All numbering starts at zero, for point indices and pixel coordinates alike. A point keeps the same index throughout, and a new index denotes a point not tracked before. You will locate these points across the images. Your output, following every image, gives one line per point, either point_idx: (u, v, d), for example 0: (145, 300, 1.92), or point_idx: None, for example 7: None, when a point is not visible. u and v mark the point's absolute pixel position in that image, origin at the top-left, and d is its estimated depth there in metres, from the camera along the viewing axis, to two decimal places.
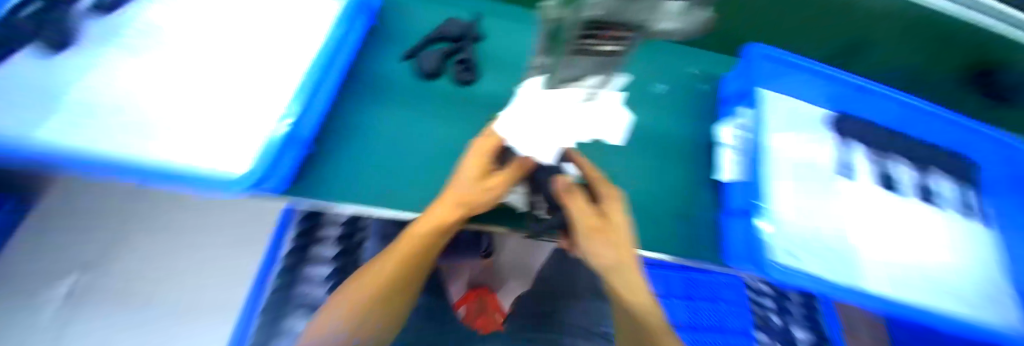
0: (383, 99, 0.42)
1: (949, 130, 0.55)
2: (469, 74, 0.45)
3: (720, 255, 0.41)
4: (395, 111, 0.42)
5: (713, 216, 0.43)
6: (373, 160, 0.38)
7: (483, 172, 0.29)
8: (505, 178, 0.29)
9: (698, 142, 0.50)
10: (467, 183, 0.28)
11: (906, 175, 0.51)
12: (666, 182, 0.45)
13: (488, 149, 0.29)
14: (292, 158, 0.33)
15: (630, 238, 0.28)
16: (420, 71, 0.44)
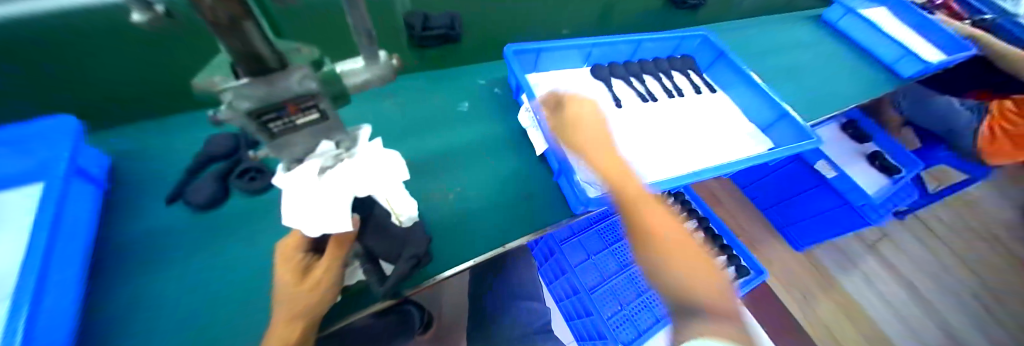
0: (177, 241, 0.34)
1: (669, 44, 0.70)
2: (250, 182, 0.37)
3: (567, 208, 0.46)
4: (188, 260, 0.33)
5: (552, 184, 0.48)
6: (181, 314, 0.30)
7: (301, 269, 0.27)
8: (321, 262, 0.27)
9: (514, 134, 0.53)
10: (291, 292, 0.26)
11: (654, 83, 0.67)
12: (499, 178, 0.47)
13: (297, 245, 0.28)
14: None
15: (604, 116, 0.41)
16: (194, 208, 0.36)
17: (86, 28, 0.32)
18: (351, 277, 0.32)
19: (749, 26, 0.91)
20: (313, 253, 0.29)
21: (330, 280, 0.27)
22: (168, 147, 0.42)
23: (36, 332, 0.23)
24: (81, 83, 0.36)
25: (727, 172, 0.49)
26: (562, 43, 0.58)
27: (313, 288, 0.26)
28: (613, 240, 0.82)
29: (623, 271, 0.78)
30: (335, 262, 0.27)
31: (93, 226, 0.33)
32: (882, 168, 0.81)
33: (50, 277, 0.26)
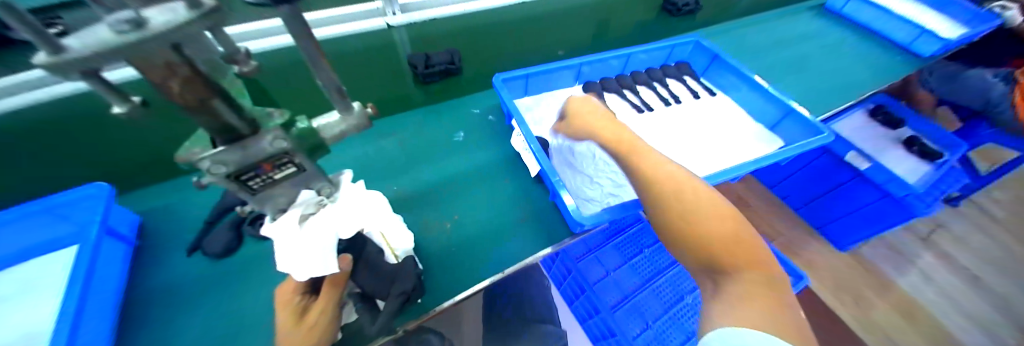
0: (196, 287, 0.37)
1: (660, 53, 0.70)
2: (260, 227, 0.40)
3: (566, 228, 0.45)
4: (204, 306, 0.36)
5: (549, 204, 0.47)
6: None
7: (298, 310, 0.28)
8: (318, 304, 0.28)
9: (510, 158, 0.54)
10: (286, 337, 0.27)
11: (649, 93, 0.67)
12: (496, 203, 0.47)
13: (293, 289, 0.29)
14: None
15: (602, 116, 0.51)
16: (211, 256, 0.39)
17: (61, 119, 0.35)
18: (347, 317, 0.32)
19: (748, 23, 0.89)
20: (310, 295, 0.30)
21: (325, 322, 0.28)
22: (194, 199, 0.46)
23: None
24: (102, 145, 0.40)
25: (735, 177, 0.48)
26: (550, 65, 0.60)
27: (308, 332, 0.27)
28: (635, 253, 0.78)
29: (648, 287, 0.75)
30: (327, 304, 0.28)
31: (123, 281, 0.36)
32: (920, 153, 0.72)
33: (82, 333, 0.29)
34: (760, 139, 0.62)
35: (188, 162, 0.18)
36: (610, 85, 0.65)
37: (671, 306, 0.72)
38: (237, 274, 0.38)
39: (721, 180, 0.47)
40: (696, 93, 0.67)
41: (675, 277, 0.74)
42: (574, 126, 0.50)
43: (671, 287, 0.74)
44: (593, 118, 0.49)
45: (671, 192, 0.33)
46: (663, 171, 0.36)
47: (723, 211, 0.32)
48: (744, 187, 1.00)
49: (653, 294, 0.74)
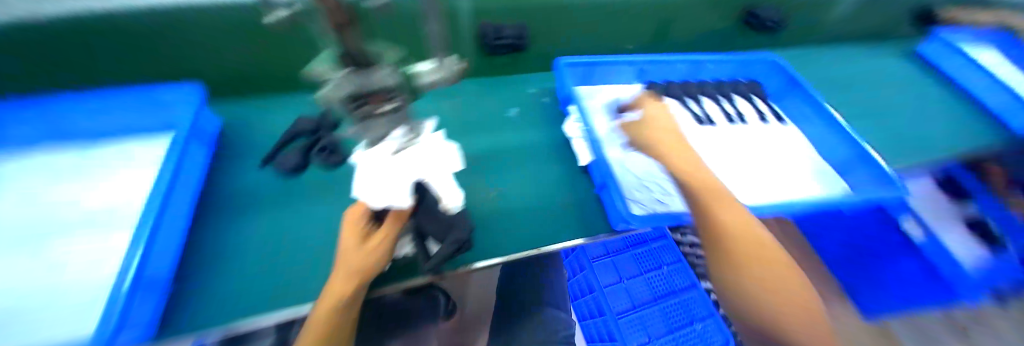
0: (261, 200, 0.40)
1: (733, 67, 0.67)
2: (330, 157, 0.43)
3: (606, 223, 0.45)
4: (269, 216, 0.39)
5: (593, 195, 0.47)
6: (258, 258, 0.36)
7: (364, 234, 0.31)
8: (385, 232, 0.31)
9: (561, 141, 0.54)
10: (350, 253, 0.30)
11: (713, 107, 0.64)
12: (542, 184, 0.48)
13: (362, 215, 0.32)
14: (148, 300, 0.29)
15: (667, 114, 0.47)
16: (282, 173, 0.42)
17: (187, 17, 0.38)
18: (400, 250, 0.36)
19: (833, 55, 0.82)
20: (374, 222, 0.33)
21: (384, 246, 0.31)
22: (269, 119, 0.49)
23: (149, 257, 0.30)
24: (185, 49, 0.42)
25: (795, 210, 0.46)
26: (618, 59, 0.58)
27: (367, 252, 0.30)
28: (652, 267, 0.78)
29: (654, 305, 0.75)
30: (389, 233, 0.31)
31: (202, 177, 0.40)
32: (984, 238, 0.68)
33: (166, 215, 0.33)
34: (826, 177, 0.58)
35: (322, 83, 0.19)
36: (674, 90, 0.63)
37: (675, 327, 0.71)
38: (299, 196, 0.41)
39: (772, 212, 0.45)
40: (763, 117, 0.64)
41: (687, 302, 0.74)
42: (637, 131, 0.45)
43: (679, 309, 0.73)
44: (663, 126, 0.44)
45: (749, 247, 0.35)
46: (740, 219, 0.36)
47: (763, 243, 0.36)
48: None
49: (660, 311, 0.74)
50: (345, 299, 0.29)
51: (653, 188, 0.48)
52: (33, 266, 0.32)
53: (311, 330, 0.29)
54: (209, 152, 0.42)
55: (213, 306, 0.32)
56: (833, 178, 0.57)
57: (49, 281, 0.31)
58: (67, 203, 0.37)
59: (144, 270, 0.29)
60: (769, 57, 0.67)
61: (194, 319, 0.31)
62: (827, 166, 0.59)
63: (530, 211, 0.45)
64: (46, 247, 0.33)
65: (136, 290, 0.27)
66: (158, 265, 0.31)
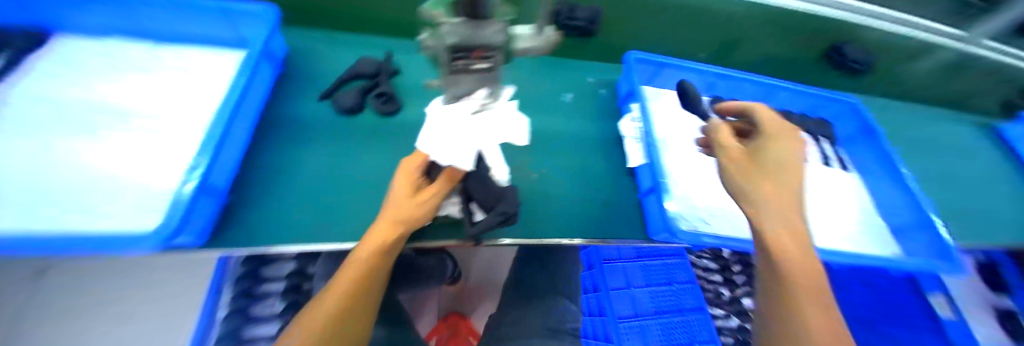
0: (315, 134, 0.41)
1: (808, 99, 0.64)
2: (389, 106, 0.44)
3: (643, 230, 0.44)
4: (323, 151, 0.40)
5: (634, 200, 0.46)
6: (307, 189, 0.37)
7: (416, 188, 0.32)
8: (434, 190, 0.32)
9: (610, 138, 0.53)
10: (402, 203, 0.31)
11: None
12: (587, 177, 0.47)
13: (416, 166, 0.32)
14: (208, 207, 0.31)
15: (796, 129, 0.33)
16: (338, 110, 0.43)
17: None
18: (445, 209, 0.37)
19: (909, 113, 0.77)
20: (424, 178, 0.33)
21: (433, 203, 0.32)
22: (331, 55, 0.49)
23: (212, 168, 0.31)
24: None
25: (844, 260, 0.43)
26: (689, 65, 0.55)
27: (418, 205, 0.31)
28: (667, 280, 0.77)
29: (659, 319, 0.73)
30: (440, 190, 0.32)
31: (265, 98, 0.41)
32: None
33: (233, 129, 0.34)
34: (878, 236, 0.54)
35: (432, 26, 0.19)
36: None
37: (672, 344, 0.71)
38: (354, 138, 0.42)
39: (824, 259, 0.42)
40: (826, 160, 0.61)
41: (690, 324, 0.73)
42: (727, 153, 0.33)
43: (681, 328, 0.73)
44: (780, 163, 0.30)
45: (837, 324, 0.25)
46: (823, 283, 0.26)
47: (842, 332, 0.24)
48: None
49: (661, 326, 0.73)
50: (388, 241, 0.31)
51: (697, 204, 0.47)
52: (103, 150, 0.34)
53: (355, 262, 0.31)
54: (273, 75, 0.43)
55: (262, 224, 0.34)
56: (884, 241, 0.54)
57: (122, 166, 0.33)
58: (138, 95, 0.39)
59: (208, 179, 0.30)
60: (851, 100, 0.62)
61: (246, 232, 0.33)
62: (879, 224, 0.56)
63: (573, 199, 0.45)
64: (120, 138, 0.35)
65: (199, 197, 0.29)
66: (220, 176, 0.33)
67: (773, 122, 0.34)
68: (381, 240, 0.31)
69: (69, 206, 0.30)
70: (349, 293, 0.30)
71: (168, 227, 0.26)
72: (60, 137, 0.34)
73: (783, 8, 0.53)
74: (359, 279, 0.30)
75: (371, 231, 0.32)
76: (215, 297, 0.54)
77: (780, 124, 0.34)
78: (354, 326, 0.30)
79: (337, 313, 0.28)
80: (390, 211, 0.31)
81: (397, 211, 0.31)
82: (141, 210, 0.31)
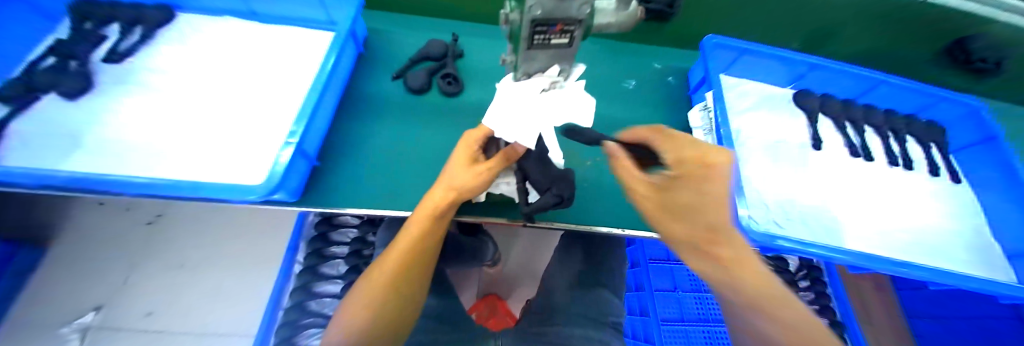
0: (390, 111, 0.45)
1: (921, 99, 0.55)
2: (454, 87, 0.47)
3: None
4: (396, 125, 0.44)
5: None
6: (379, 160, 0.41)
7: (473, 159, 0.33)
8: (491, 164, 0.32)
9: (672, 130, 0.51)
10: (460, 171, 0.32)
11: (878, 142, 0.55)
12: None
13: (477, 139, 0.33)
14: (301, 170, 0.35)
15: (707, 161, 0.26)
16: (409, 89, 0.46)
17: None
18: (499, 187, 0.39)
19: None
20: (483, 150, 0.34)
21: (489, 177, 0.32)
22: (401, 35, 0.52)
23: (306, 136, 0.35)
24: None
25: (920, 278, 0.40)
26: (776, 52, 0.50)
27: (475, 175, 0.31)
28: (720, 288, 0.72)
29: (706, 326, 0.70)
30: (498, 166, 0.32)
31: (347, 74, 0.45)
32: None
33: (323, 101, 0.38)
34: (981, 264, 0.48)
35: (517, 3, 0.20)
36: (833, 110, 0.54)
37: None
38: (422, 116, 0.46)
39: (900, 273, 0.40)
40: (937, 171, 0.53)
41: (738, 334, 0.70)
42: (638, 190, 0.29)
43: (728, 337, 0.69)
44: (692, 204, 0.26)
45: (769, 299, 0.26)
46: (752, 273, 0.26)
47: (774, 293, 0.25)
48: (874, 290, 0.82)
49: (707, 332, 0.69)
50: (439, 211, 0.33)
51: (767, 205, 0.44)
52: (220, 112, 0.40)
53: (409, 230, 0.34)
54: (354, 53, 0.47)
55: (341, 187, 0.39)
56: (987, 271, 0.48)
57: (232, 127, 0.39)
58: (242, 65, 0.44)
59: (303, 145, 0.35)
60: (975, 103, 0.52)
61: (329, 194, 0.38)
62: (982, 251, 0.49)
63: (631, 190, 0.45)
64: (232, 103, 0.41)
65: (294, 162, 0.33)
66: (311, 143, 0.37)
67: (710, 155, 0.26)
68: (434, 208, 0.33)
69: (200, 159, 0.36)
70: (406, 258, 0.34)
71: (270, 185, 0.30)
72: (189, 100, 0.41)
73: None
74: (412, 247, 0.34)
75: (424, 200, 0.34)
76: (293, 253, 0.68)
77: (713, 161, 0.26)
78: (410, 286, 0.35)
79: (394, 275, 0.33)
80: (443, 184, 0.33)
81: (454, 179, 0.32)
82: (248, 165, 0.35)
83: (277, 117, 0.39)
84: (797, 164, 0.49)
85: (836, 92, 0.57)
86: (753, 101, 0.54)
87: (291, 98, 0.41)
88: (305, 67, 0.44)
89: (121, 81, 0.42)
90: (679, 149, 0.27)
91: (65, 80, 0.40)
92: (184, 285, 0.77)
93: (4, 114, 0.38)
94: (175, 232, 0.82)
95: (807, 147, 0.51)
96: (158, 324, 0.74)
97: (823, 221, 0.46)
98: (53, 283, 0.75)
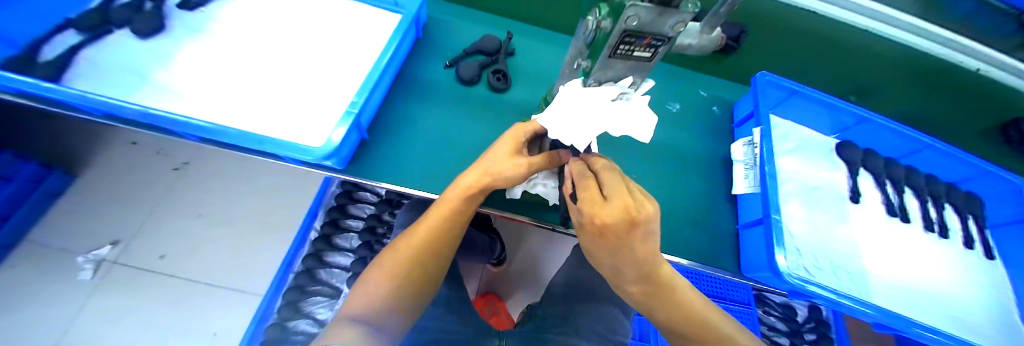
0: (439, 98, 0.47)
1: (966, 170, 0.53)
2: (503, 83, 0.48)
3: (736, 265, 0.42)
4: (443, 112, 0.46)
5: (730, 229, 0.45)
6: (423, 143, 0.42)
7: (516, 152, 0.32)
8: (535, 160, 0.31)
9: (710, 160, 0.51)
10: (502, 159, 0.31)
11: (915, 205, 0.53)
12: (684, 192, 0.47)
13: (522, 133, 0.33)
14: (353, 140, 0.37)
15: (619, 217, 0.22)
16: (460, 79, 0.48)
17: None
18: (535, 188, 0.39)
19: None
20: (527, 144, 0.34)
21: (530, 171, 0.31)
22: (458, 26, 0.54)
23: (363, 109, 0.37)
24: None
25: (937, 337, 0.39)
26: (827, 99, 0.49)
27: (515, 166, 0.31)
28: None
29: None
30: (539, 164, 0.32)
31: (404, 56, 0.47)
32: None
33: (381, 79, 0.40)
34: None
35: (600, 19, 0.22)
36: (875, 165, 0.53)
37: None
38: (470, 106, 0.47)
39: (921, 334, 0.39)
40: (971, 244, 0.51)
41: None
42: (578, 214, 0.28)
43: None
44: (609, 247, 0.25)
45: (687, 304, 0.29)
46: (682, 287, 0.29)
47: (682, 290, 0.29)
48: None
49: None
50: (473, 193, 0.33)
51: (799, 251, 0.44)
52: (277, 72, 0.41)
53: (440, 207, 0.34)
54: (412, 36, 0.49)
55: (385, 163, 0.40)
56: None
57: (288, 87, 0.40)
58: (305, 31, 0.46)
59: (359, 117, 0.36)
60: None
61: (371, 168, 0.39)
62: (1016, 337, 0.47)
63: (664, 209, 0.45)
64: (290, 65, 0.42)
65: (350, 131, 0.35)
66: (365, 117, 0.38)
67: (604, 211, 0.22)
68: (467, 189, 0.32)
69: (255, 114, 0.37)
70: (426, 238, 0.34)
71: (327, 150, 0.32)
72: (249, 56, 0.43)
73: (923, 50, 0.49)
74: (435, 229, 0.34)
75: (454, 186, 0.33)
76: (311, 221, 0.70)
77: (610, 221, 0.23)
78: (428, 269, 0.35)
79: (413, 254, 0.34)
80: (474, 171, 0.32)
81: (493, 166, 0.31)
82: (298, 127, 0.36)
83: (333, 83, 0.41)
84: (832, 214, 0.48)
85: (884, 149, 0.56)
86: (794, 144, 0.54)
87: (345, 69, 0.42)
88: (363, 41, 0.45)
89: (187, 26, 0.44)
90: (586, 206, 0.24)
91: (140, 19, 0.42)
92: (200, 233, 0.79)
93: (80, 42, 0.40)
94: (200, 180, 0.84)
95: (843, 198, 0.50)
96: (169, 267, 0.76)
97: (853, 275, 0.44)
98: (82, 209, 0.78)
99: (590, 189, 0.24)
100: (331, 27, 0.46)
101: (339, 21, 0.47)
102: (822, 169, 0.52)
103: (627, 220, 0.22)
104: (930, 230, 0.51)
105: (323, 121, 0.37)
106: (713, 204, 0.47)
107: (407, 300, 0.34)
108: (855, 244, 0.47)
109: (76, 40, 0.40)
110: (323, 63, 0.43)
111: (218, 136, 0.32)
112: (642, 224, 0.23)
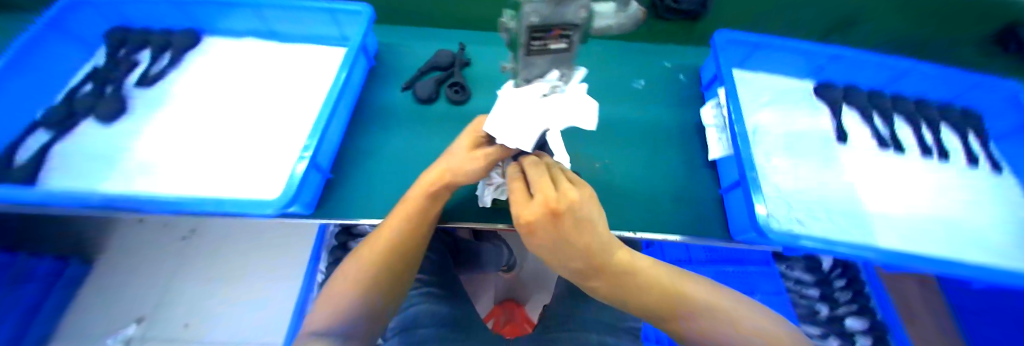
0: (401, 123, 0.47)
1: (953, 86, 0.50)
2: (461, 95, 0.49)
3: (725, 231, 0.41)
4: (406, 136, 0.46)
5: (715, 195, 0.44)
6: (390, 172, 0.43)
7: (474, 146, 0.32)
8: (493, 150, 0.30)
9: (684, 130, 0.50)
10: (460, 156, 0.32)
11: (910, 135, 0.51)
12: (661, 167, 0.46)
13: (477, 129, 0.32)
14: (315, 182, 0.38)
15: (538, 213, 0.22)
16: (418, 99, 0.48)
17: None
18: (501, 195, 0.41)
19: None
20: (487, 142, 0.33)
21: (488, 164, 0.32)
22: (409, 47, 0.54)
23: (319, 150, 0.37)
24: None
25: (969, 271, 0.35)
26: (792, 45, 0.48)
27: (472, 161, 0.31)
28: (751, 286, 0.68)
29: None
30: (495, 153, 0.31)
31: (359, 89, 0.48)
32: None
33: (334, 116, 0.40)
34: None
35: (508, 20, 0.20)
36: (858, 101, 0.51)
37: None
38: (431, 125, 0.47)
39: (947, 272, 0.36)
40: (975, 160, 0.49)
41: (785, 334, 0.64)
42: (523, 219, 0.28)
43: None
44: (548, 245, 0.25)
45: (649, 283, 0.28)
46: (640, 265, 0.28)
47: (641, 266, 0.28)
48: None
49: None
50: (434, 189, 0.34)
51: (791, 205, 0.42)
52: (237, 130, 0.42)
53: (399, 211, 0.34)
54: (364, 68, 0.49)
55: (355, 199, 0.41)
56: None
57: (249, 144, 0.41)
58: (259, 84, 0.46)
59: (316, 159, 0.37)
60: (1012, 87, 0.48)
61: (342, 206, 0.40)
62: None
63: (645, 188, 0.44)
64: (249, 122, 0.43)
65: (308, 175, 0.36)
66: (323, 158, 0.39)
67: (528, 209, 0.23)
68: (430, 185, 0.33)
69: (220, 176, 0.38)
70: (386, 244, 0.33)
71: (285, 199, 0.32)
72: (210, 121, 0.44)
73: None
74: (396, 235, 0.33)
75: (410, 193, 0.34)
76: (314, 265, 0.71)
77: (533, 220, 0.23)
78: (392, 279, 0.33)
79: (373, 264, 0.32)
80: (429, 175, 0.34)
81: (457, 162, 0.31)
82: (263, 181, 0.37)
83: (291, 129, 0.42)
84: (818, 159, 0.47)
85: (866, 83, 0.53)
86: (768, 96, 0.52)
87: (302, 113, 0.43)
88: (317, 84, 0.46)
89: (150, 104, 0.45)
90: (515, 208, 0.24)
91: (101, 105, 0.43)
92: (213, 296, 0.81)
93: (49, 140, 0.41)
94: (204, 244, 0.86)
95: (829, 140, 0.49)
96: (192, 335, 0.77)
97: (852, 219, 0.43)
98: None
99: (518, 190, 0.25)
100: (284, 76, 0.47)
101: (292, 69, 0.48)
102: (802, 116, 0.51)
103: (550, 214, 0.22)
104: (928, 155, 0.49)
105: (286, 170, 0.38)
106: (693, 173, 0.46)
107: (381, 308, 0.32)
108: (848, 185, 0.45)
109: (47, 137, 0.41)
110: (281, 112, 0.44)
111: (181, 205, 0.32)
112: (569, 215, 0.22)
